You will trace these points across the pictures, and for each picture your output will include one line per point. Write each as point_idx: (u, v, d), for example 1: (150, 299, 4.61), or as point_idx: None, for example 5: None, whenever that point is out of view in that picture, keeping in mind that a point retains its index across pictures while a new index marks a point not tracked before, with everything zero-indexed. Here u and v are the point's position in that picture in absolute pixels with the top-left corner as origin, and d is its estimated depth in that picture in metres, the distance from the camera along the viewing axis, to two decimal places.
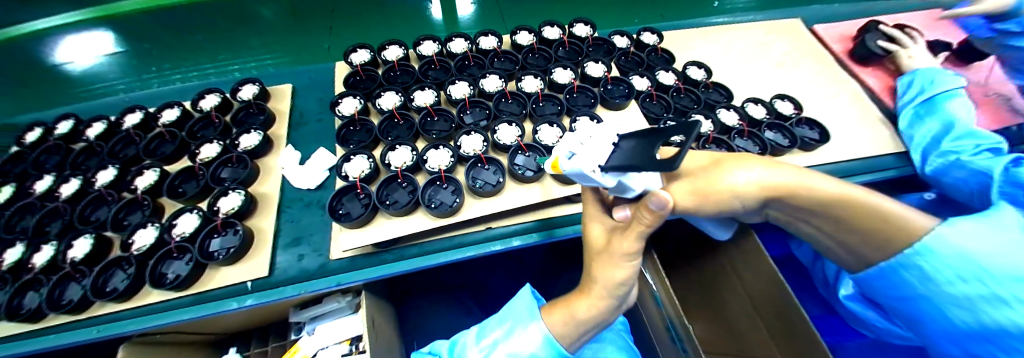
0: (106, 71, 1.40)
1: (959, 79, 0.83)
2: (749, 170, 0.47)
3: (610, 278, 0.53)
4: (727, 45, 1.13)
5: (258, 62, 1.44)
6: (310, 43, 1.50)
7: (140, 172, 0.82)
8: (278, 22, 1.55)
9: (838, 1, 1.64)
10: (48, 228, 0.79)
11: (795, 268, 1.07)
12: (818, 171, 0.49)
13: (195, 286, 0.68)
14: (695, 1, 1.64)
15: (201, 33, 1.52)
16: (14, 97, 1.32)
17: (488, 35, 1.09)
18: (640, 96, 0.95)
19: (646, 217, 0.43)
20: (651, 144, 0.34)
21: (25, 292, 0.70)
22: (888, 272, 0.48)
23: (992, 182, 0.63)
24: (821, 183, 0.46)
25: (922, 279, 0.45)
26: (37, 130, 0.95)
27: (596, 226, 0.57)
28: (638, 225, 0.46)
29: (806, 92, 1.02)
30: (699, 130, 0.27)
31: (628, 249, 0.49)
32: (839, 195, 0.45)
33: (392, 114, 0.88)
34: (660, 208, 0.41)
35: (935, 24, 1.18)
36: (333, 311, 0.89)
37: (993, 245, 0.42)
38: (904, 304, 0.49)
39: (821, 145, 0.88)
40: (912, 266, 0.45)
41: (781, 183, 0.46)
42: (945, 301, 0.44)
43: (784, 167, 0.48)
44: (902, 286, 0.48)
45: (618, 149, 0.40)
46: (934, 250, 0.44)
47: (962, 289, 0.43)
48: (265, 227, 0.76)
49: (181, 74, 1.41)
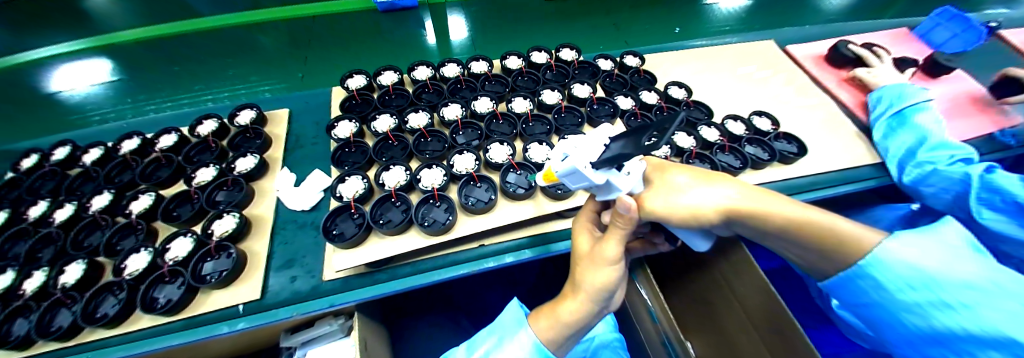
0: (100, 98, 1.43)
1: (922, 93, 0.90)
2: (712, 196, 0.51)
3: (597, 290, 0.55)
4: (706, 66, 1.19)
5: (233, 91, 1.46)
6: (284, 71, 1.54)
7: (135, 196, 0.83)
8: (272, 51, 1.61)
9: (807, 23, 1.75)
10: (39, 255, 0.78)
11: (789, 279, 1.08)
12: (783, 195, 0.52)
13: (186, 311, 0.68)
14: (672, 26, 1.73)
15: (180, 64, 1.56)
16: (9, 125, 1.34)
17: (480, 60, 1.14)
18: (625, 115, 0.99)
19: (620, 221, 0.48)
20: (640, 138, 0.38)
21: (14, 320, 0.69)
22: (846, 281, 0.48)
23: (972, 189, 0.68)
24: (783, 207, 0.49)
25: (876, 288, 0.45)
26: (33, 156, 0.96)
27: (584, 235, 0.58)
28: (615, 229, 0.50)
29: (782, 108, 1.07)
30: (682, 118, 0.31)
31: (611, 257, 0.52)
32: (794, 217, 0.48)
33: (386, 136, 0.91)
34: (626, 212, 0.46)
35: (900, 41, 1.26)
36: (325, 335, 0.88)
37: (937, 254, 0.44)
38: (858, 310, 0.50)
39: (799, 158, 0.91)
40: (866, 276, 0.45)
41: (737, 207, 0.49)
42: (897, 308, 0.45)
43: (749, 192, 0.51)
44: (858, 294, 0.48)
45: (608, 149, 0.43)
46: (885, 260, 0.44)
47: (913, 297, 0.44)
48: (259, 250, 0.77)
49: (155, 105, 1.42)
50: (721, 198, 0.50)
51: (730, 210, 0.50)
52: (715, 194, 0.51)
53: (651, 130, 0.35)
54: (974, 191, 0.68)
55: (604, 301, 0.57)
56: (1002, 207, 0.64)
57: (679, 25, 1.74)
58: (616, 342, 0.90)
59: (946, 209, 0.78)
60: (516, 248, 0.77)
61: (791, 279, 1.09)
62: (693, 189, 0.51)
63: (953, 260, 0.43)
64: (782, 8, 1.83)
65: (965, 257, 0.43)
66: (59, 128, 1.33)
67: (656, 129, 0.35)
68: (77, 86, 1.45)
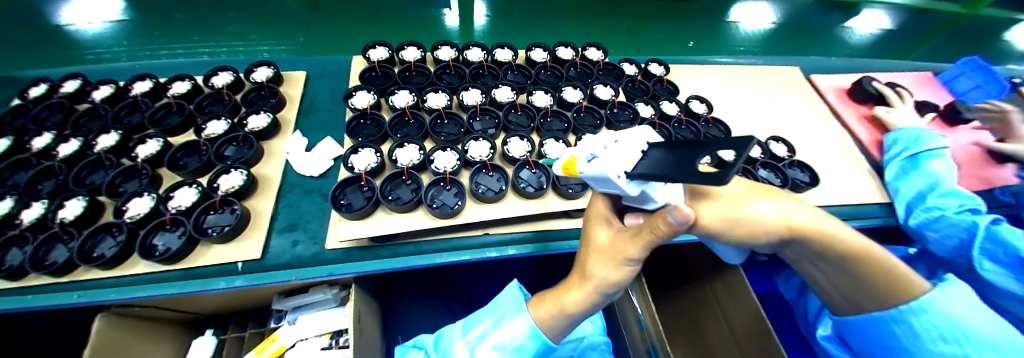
0: (106, 37, 1.39)
1: (940, 140, 0.88)
2: (769, 208, 0.48)
3: (608, 285, 0.55)
4: (729, 84, 1.19)
5: (229, 47, 1.44)
6: (282, 30, 1.52)
7: (142, 141, 0.82)
8: (284, 11, 1.57)
9: (826, 54, 1.75)
10: (39, 187, 0.77)
11: (779, 307, 1.09)
12: (838, 219, 0.51)
13: (184, 261, 0.67)
14: (688, 40, 1.73)
15: (181, 13, 1.51)
16: (9, 52, 1.30)
17: (504, 48, 1.13)
18: (644, 123, 0.98)
19: (658, 228, 0.43)
20: (684, 157, 0.32)
21: (7, 249, 0.68)
22: (880, 322, 0.54)
23: (974, 240, 0.71)
24: (848, 234, 0.49)
25: (909, 334, 0.52)
26: (41, 86, 0.94)
27: (602, 231, 0.54)
28: (648, 234, 0.44)
29: (800, 136, 1.07)
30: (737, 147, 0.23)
31: (633, 257, 0.50)
32: (857, 246, 0.48)
33: (403, 112, 0.89)
34: (680, 222, 0.39)
35: (922, 87, 1.26)
36: (316, 302, 0.90)
37: (973, 315, 0.51)
38: (881, 349, 0.58)
39: (812, 188, 0.91)
40: (903, 321, 0.52)
41: (803, 229, 0.47)
42: (922, 353, 0.53)
43: (811, 211, 0.49)
44: (887, 335, 0.55)
45: (652, 161, 0.37)
46: (928, 311, 0.51)
47: (944, 348, 0.50)
48: (263, 209, 0.76)
49: (150, 51, 1.39)
50: (787, 215, 0.47)
51: (790, 229, 0.48)
52: (782, 210, 0.48)
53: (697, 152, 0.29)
54: (977, 241, 0.70)
55: (606, 296, 0.58)
56: (1004, 260, 0.67)
57: (692, 39, 1.73)
58: (603, 345, 0.91)
59: (949, 255, 0.80)
60: (520, 240, 0.77)
61: (780, 305, 1.09)
62: (761, 201, 0.48)
63: (984, 321, 0.50)
64: (806, 34, 1.82)
65: (993, 322, 0.51)
66: (65, 62, 1.30)
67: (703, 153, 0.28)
68: (84, 21, 1.41)
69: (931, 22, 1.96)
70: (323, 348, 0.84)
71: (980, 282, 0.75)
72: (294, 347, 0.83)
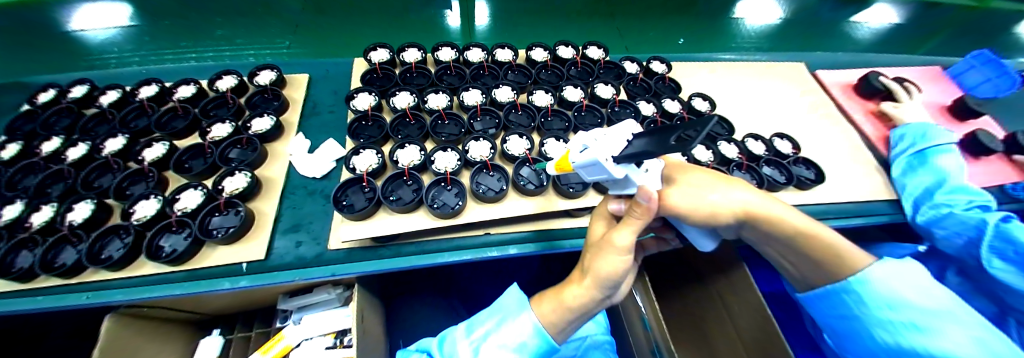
0: (100, 44, 1.40)
1: (948, 135, 0.86)
2: (737, 194, 0.51)
3: (603, 280, 0.53)
4: (731, 81, 1.17)
5: (218, 52, 1.45)
6: (267, 32, 1.53)
7: (149, 144, 0.83)
8: (277, 14, 1.58)
9: (826, 49, 1.73)
10: (49, 190, 0.79)
11: (785, 305, 1.07)
12: (794, 205, 0.54)
13: (191, 262, 0.68)
14: (679, 38, 1.71)
15: (169, 18, 1.53)
16: (11, 61, 1.33)
17: (505, 48, 1.13)
18: (646, 121, 0.96)
19: (638, 212, 0.46)
20: (666, 136, 0.33)
21: (18, 252, 0.69)
22: (831, 293, 0.54)
23: (983, 237, 0.69)
24: (796, 218, 0.51)
25: (858, 303, 0.52)
26: (51, 91, 0.96)
27: (600, 224, 0.58)
28: (631, 220, 0.48)
29: (804, 132, 1.05)
30: (705, 126, 0.27)
31: (623, 246, 0.49)
32: (803, 229, 0.51)
33: (405, 114, 0.90)
34: (645, 203, 0.44)
35: (930, 81, 1.24)
36: (321, 302, 0.91)
37: (914, 282, 0.50)
38: (836, 321, 0.57)
39: (817, 185, 0.90)
40: (851, 291, 0.52)
41: (754, 211, 0.50)
42: (873, 323, 0.51)
43: (765, 196, 0.52)
44: (838, 306, 0.55)
45: (635, 146, 0.40)
46: (872, 280, 0.50)
47: (889, 316, 0.50)
48: (266, 211, 0.77)
49: (140, 57, 1.39)
50: (741, 202, 0.51)
51: (747, 213, 0.51)
52: (736, 196, 0.51)
53: (674, 132, 0.32)
54: (986, 238, 0.69)
55: (609, 290, 0.56)
56: (1013, 258, 0.65)
57: (681, 36, 1.72)
58: (606, 344, 0.90)
59: (957, 252, 0.78)
60: (522, 240, 0.77)
61: (790, 305, 1.07)
62: (717, 189, 0.51)
63: (926, 288, 0.50)
64: (808, 28, 1.80)
65: (936, 288, 0.50)
66: (66, 69, 1.32)
67: (682, 132, 0.30)
68: (94, 27, 1.44)
69: (941, 15, 1.92)
70: (328, 347, 0.85)
71: (988, 279, 0.74)
72: (300, 346, 0.84)
